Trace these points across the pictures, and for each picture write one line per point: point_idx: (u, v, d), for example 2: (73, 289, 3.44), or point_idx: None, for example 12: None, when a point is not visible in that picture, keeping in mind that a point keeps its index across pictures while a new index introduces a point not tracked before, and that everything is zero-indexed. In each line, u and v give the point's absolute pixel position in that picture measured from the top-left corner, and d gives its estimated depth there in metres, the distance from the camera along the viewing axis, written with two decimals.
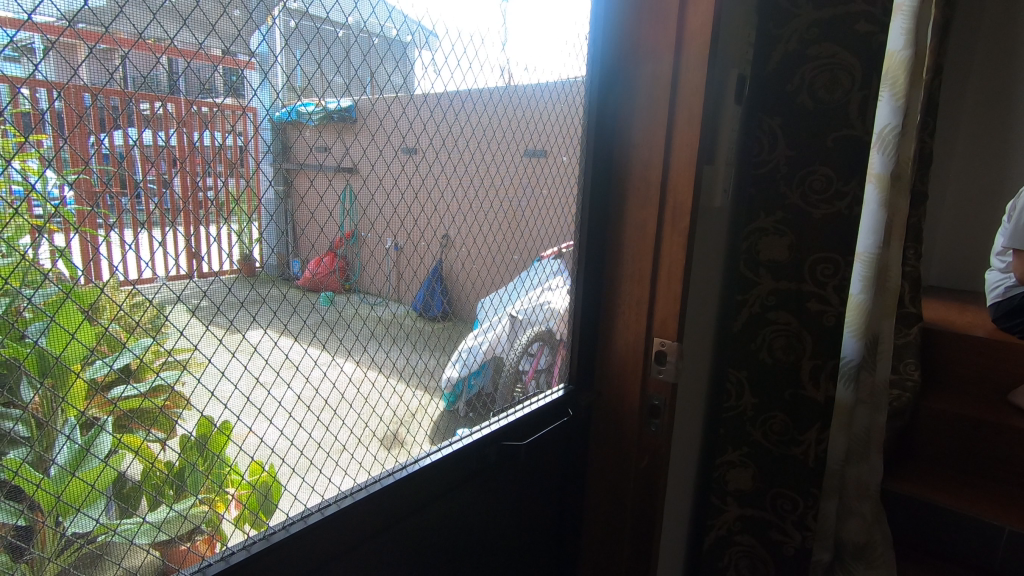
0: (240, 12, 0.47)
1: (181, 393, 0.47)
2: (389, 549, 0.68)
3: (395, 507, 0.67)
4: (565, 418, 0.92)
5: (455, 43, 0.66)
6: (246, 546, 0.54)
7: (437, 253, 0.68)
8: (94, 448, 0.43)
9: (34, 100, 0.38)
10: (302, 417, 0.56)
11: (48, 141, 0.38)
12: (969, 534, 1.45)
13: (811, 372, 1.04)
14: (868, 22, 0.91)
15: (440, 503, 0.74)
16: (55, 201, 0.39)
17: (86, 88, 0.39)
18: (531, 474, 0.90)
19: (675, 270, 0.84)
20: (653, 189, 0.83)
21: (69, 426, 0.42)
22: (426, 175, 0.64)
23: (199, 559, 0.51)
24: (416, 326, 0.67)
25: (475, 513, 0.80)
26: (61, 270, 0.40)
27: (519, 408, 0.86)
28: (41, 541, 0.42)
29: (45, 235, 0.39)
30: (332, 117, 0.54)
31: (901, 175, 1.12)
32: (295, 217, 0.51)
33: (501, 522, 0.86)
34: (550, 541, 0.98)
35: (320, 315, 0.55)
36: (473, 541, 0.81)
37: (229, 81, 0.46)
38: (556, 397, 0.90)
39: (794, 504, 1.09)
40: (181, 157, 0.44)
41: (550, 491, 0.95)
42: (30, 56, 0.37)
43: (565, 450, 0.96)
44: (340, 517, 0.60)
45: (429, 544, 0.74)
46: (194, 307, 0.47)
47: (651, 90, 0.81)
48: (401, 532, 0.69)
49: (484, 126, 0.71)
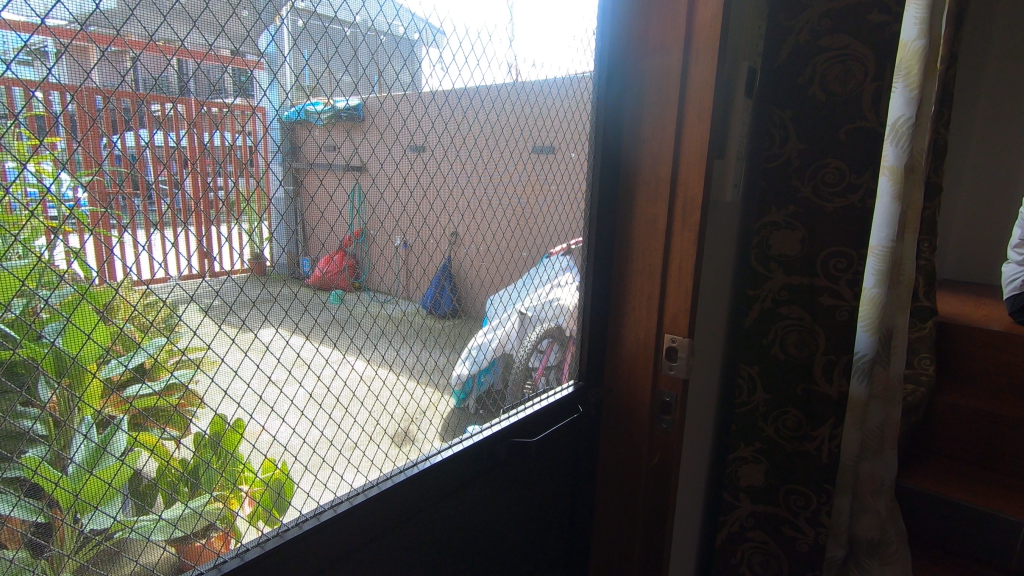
0: (248, 11, 0.47)
1: (196, 391, 0.48)
2: (401, 546, 0.68)
3: (407, 503, 0.67)
4: (575, 414, 0.92)
5: (462, 39, 0.65)
6: (261, 543, 0.55)
7: (446, 251, 0.68)
8: (111, 446, 0.44)
9: (47, 103, 0.38)
10: (313, 415, 0.56)
11: (61, 142, 0.39)
12: (989, 532, 1.42)
13: (824, 367, 1.03)
14: (882, 12, 0.89)
15: (452, 500, 0.74)
16: (69, 202, 0.39)
17: (98, 90, 0.40)
18: (542, 471, 0.90)
19: (686, 267, 0.84)
20: (662, 185, 0.83)
21: (87, 425, 0.42)
22: (434, 174, 0.65)
23: (214, 555, 0.52)
24: (426, 323, 0.67)
25: (486, 510, 0.80)
26: (76, 271, 0.40)
27: (529, 404, 0.86)
28: (60, 539, 0.43)
29: (60, 235, 0.39)
30: (340, 115, 0.54)
31: (916, 166, 1.10)
32: (304, 215, 0.52)
33: (511, 519, 0.86)
34: (562, 538, 0.98)
35: (331, 313, 0.55)
36: (484, 537, 0.81)
37: (238, 81, 0.46)
38: (566, 393, 0.90)
39: (807, 500, 1.08)
40: (193, 158, 0.45)
41: (561, 488, 0.95)
42: (43, 59, 0.38)
43: (576, 446, 0.96)
44: (354, 512, 0.61)
45: (440, 540, 0.74)
46: (206, 306, 0.47)
47: (660, 85, 0.81)
48: (412, 529, 0.69)
49: (491, 123, 0.71)
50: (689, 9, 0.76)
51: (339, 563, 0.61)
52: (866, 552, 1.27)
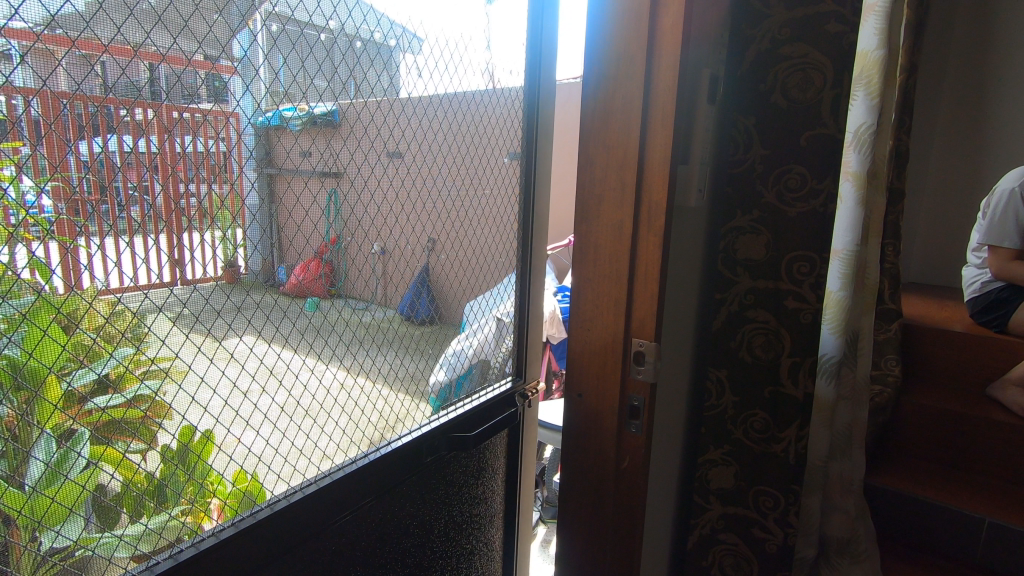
0: (218, 15, 0.47)
1: (165, 402, 0.47)
2: (321, 554, 0.61)
3: (350, 501, 0.63)
4: (514, 409, 0.88)
5: (435, 47, 0.66)
6: (196, 543, 0.51)
7: (424, 257, 0.71)
8: (65, 467, 0.42)
9: (10, 107, 0.37)
10: (282, 425, 0.56)
11: (25, 148, 0.38)
12: (954, 529, 1.41)
13: (790, 369, 0.99)
14: (838, 22, 0.86)
15: (392, 499, 0.69)
16: (32, 208, 0.39)
17: (62, 94, 0.39)
18: (484, 464, 0.86)
19: (653, 270, 0.73)
20: (627, 192, 0.72)
21: (44, 443, 0.41)
22: (411, 180, 0.66)
23: (147, 557, 0.49)
24: (406, 330, 0.70)
25: (426, 509, 0.75)
26: (37, 280, 0.39)
27: (468, 399, 0.81)
28: (16, 559, 0.41)
29: (21, 242, 0.38)
30: (315, 121, 0.54)
31: (877, 173, 1.11)
32: (279, 220, 0.52)
33: (451, 515, 0.81)
34: (509, 537, 0.96)
35: (292, 321, 0.55)
36: (429, 546, 0.78)
37: (212, 87, 0.47)
38: (504, 388, 0.87)
39: (776, 501, 1.05)
40: (161, 163, 0.44)
41: (499, 482, 0.91)
42: (6, 62, 0.37)
43: (517, 436, 0.92)
44: (289, 521, 0.56)
45: (372, 545, 0.67)
46: (175, 315, 0.47)
47: (618, 75, 0.70)
48: (350, 532, 0.64)
49: (463, 128, 0.73)
50: None
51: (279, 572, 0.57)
52: (835, 550, 1.28)
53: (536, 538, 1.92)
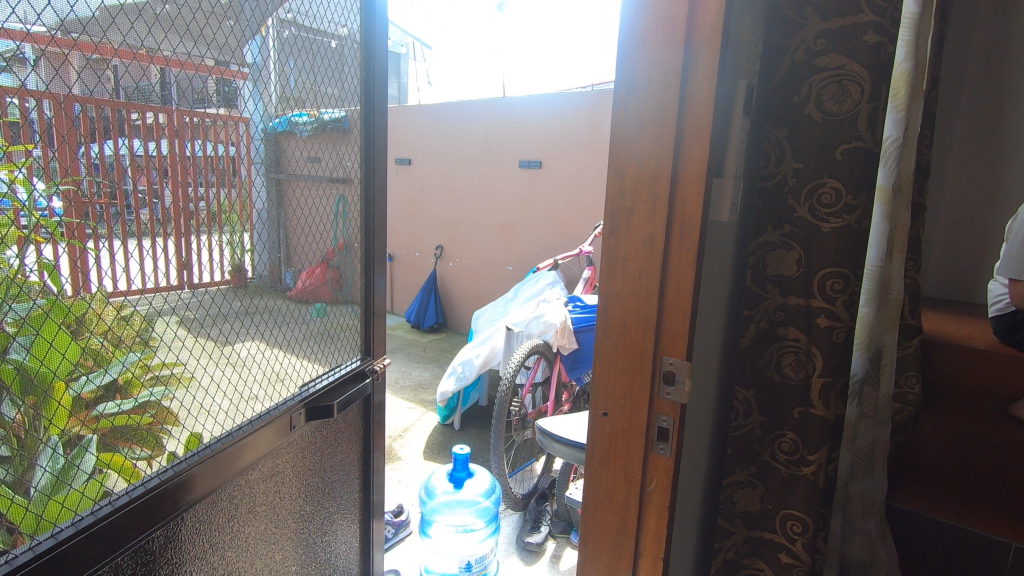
0: (232, 22, 0.64)
1: (165, 407, 0.63)
2: (208, 530, 0.70)
3: (257, 453, 0.73)
4: (366, 377, 0.96)
5: (378, 50, 0.89)
6: (111, 501, 0.57)
7: (358, 252, 0.92)
8: (81, 466, 0.56)
9: (23, 109, 0.47)
10: (233, 400, 0.72)
11: (36, 149, 0.48)
12: (979, 555, 1.35)
13: (821, 390, 0.94)
14: (877, 32, 0.83)
15: (265, 466, 0.78)
16: (43, 210, 0.49)
17: (74, 99, 0.50)
18: (325, 460, 0.92)
19: (683, 288, 0.71)
20: (658, 203, 0.70)
21: (54, 442, 0.53)
22: (360, 187, 0.90)
23: (90, 503, 0.56)
24: (333, 321, 0.89)
25: (297, 499, 0.86)
26: (47, 283, 0.50)
27: (326, 374, 0.88)
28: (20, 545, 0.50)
29: (31, 244, 0.49)
30: (324, 127, 0.81)
31: (904, 187, 1.07)
32: (283, 216, 0.76)
33: (313, 509, 0.91)
34: (355, 519, 1.05)
35: (292, 319, 0.80)
36: (290, 525, 0.86)
37: (223, 92, 0.64)
38: (353, 364, 0.94)
39: (805, 526, 0.99)
40: (172, 168, 0.60)
41: (346, 478, 1.00)
42: (22, 66, 0.46)
43: (366, 424, 1.03)
44: (183, 499, 0.63)
45: (228, 540, 0.74)
46: (181, 321, 0.63)
47: (653, 85, 0.68)
48: (216, 502, 0.70)
49: (378, 140, 0.92)
50: (688, 9, 0.65)
51: (166, 554, 0.65)
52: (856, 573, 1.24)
53: (546, 552, 1.88)
